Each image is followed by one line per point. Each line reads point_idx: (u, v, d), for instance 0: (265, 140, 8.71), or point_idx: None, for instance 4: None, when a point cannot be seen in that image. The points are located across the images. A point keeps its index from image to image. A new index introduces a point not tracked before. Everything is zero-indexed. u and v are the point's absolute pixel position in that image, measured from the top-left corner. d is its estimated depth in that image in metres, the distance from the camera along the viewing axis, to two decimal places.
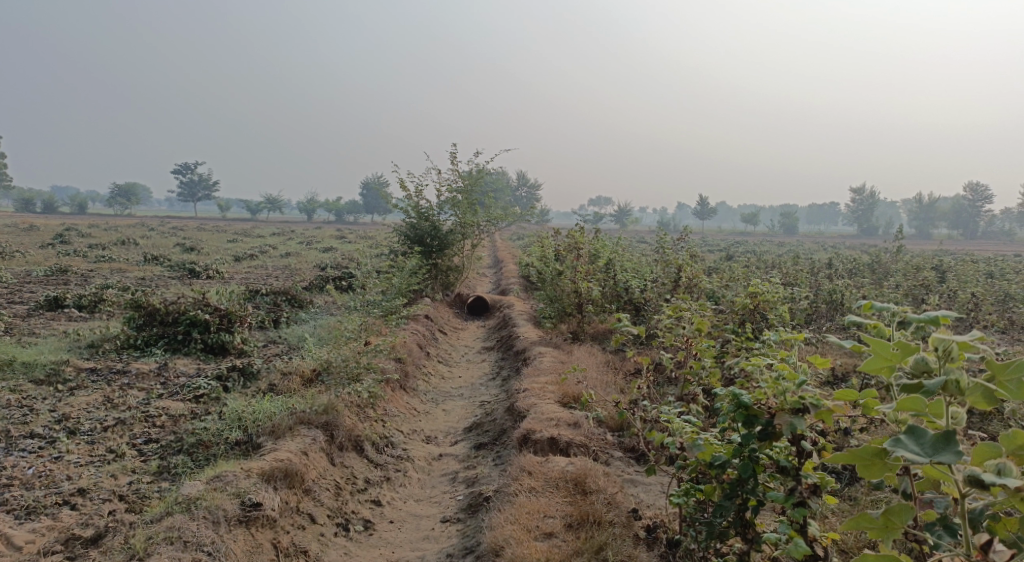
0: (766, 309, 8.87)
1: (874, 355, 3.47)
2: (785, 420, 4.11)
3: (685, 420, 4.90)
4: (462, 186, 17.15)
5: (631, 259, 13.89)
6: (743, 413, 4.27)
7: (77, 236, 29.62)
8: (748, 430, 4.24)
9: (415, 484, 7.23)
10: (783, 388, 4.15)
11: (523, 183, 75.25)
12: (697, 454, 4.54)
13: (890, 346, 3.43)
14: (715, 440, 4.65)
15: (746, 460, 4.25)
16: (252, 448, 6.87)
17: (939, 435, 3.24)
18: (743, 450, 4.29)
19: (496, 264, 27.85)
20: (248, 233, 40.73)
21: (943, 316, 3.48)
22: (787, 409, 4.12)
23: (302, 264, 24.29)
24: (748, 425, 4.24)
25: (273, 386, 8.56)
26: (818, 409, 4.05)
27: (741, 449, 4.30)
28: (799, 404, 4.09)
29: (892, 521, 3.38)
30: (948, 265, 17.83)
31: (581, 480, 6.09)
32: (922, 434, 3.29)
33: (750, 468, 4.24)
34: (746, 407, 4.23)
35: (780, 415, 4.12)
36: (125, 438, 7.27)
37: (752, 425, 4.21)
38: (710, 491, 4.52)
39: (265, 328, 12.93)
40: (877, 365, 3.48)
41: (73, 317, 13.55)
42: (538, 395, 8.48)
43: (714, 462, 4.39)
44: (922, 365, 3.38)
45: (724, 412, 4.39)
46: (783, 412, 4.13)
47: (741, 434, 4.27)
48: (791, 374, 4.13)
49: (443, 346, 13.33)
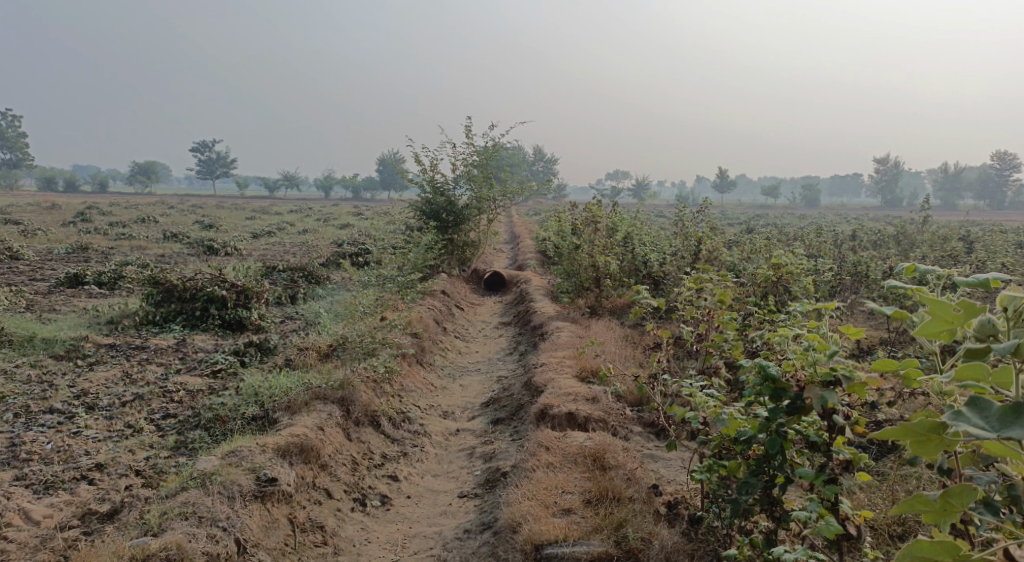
0: (788, 281, 8.63)
1: (934, 318, 3.30)
2: (816, 394, 3.97)
3: (708, 393, 4.77)
4: (478, 160, 16.99)
5: (650, 232, 13.71)
6: (770, 386, 4.13)
7: (97, 215, 29.78)
8: (775, 404, 4.11)
9: (432, 459, 7.18)
10: (813, 360, 4.00)
11: (540, 157, 74.74)
12: (722, 429, 4.43)
13: (952, 307, 3.26)
14: (740, 414, 4.51)
15: (774, 436, 4.12)
16: (269, 423, 6.84)
17: (1007, 408, 3.06)
18: (770, 425, 4.15)
19: (513, 239, 27.70)
20: (266, 210, 40.82)
21: (994, 276, 3.37)
22: (818, 381, 3.98)
23: (319, 240, 24.28)
24: (776, 399, 4.10)
25: (290, 361, 8.53)
26: (850, 382, 3.89)
27: (768, 424, 4.17)
28: (830, 376, 3.95)
29: (953, 503, 3.22)
30: (975, 236, 17.46)
31: (600, 455, 6.00)
32: (986, 406, 3.10)
33: (778, 444, 4.11)
34: (774, 380, 4.09)
35: (810, 389, 3.98)
36: (143, 413, 7.27)
37: (780, 399, 4.07)
38: (735, 467, 4.40)
39: (282, 303, 12.93)
40: (936, 329, 3.30)
41: (93, 294, 13.62)
42: (556, 370, 8.40)
43: (740, 437, 4.27)
44: (988, 328, 3.27)
45: (750, 386, 4.25)
46: (814, 386, 3.99)
47: (768, 408, 4.13)
48: (822, 345, 3.97)
49: (460, 322, 13.26)
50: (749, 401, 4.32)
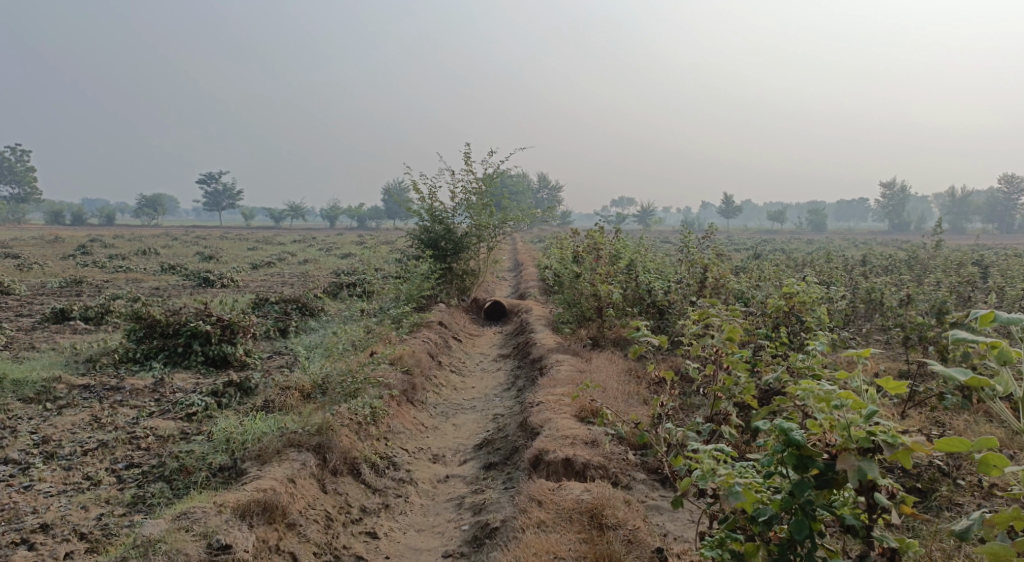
0: (801, 311, 8.06)
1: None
2: (852, 465, 3.76)
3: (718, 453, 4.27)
4: (477, 188, 16.47)
5: (654, 260, 13.15)
6: (793, 453, 3.87)
7: (100, 248, 29.39)
8: (800, 474, 3.87)
9: (417, 511, 6.63)
10: (849, 422, 3.81)
11: (545, 185, 74.43)
12: (736, 503, 3.93)
13: None
14: (757, 482, 4.03)
15: (801, 517, 3.86)
16: (236, 475, 6.30)
17: None
18: (796, 505, 3.88)
19: (516, 267, 27.14)
20: (270, 240, 40.39)
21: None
22: (854, 446, 3.78)
23: (319, 271, 23.72)
24: (802, 469, 3.86)
25: (269, 403, 7.97)
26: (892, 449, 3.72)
27: (792, 500, 3.89)
28: (870, 442, 3.76)
29: None
30: (990, 261, 16.87)
31: (597, 512, 5.48)
32: None
33: (805, 526, 3.83)
34: (797, 445, 3.85)
35: (846, 459, 3.77)
36: (105, 463, 6.70)
37: (807, 469, 3.84)
38: (753, 550, 4.03)
39: (271, 338, 12.35)
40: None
41: (78, 330, 13.07)
42: (553, 409, 7.81)
43: (759, 517, 3.94)
44: None
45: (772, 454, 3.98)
46: (849, 454, 3.78)
47: (793, 481, 3.91)
48: (858, 405, 3.79)
49: (457, 355, 12.69)
50: (767, 472, 4.02)
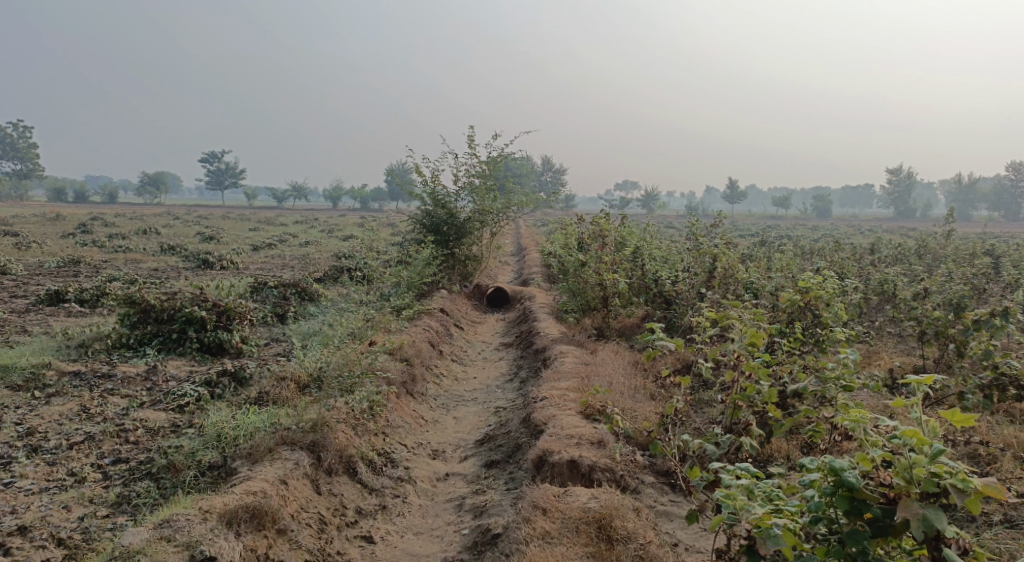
0: (817, 307, 7.76)
1: None
2: (917, 513, 3.80)
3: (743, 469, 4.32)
4: (480, 171, 16.09)
5: (660, 247, 12.79)
6: (845, 496, 3.90)
7: (101, 227, 29.04)
8: (853, 520, 3.90)
9: (416, 512, 6.41)
10: (913, 463, 3.86)
11: (549, 169, 73.84)
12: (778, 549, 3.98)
13: None
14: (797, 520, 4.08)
15: None
16: (226, 475, 6.07)
17: None
18: (848, 553, 3.92)
19: (521, 252, 26.76)
20: (272, 221, 39.91)
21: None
22: (919, 489, 3.82)
23: (321, 254, 23.33)
24: (855, 513, 3.88)
25: (264, 395, 7.67)
26: (964, 496, 3.75)
27: (844, 549, 3.94)
28: (936, 485, 3.79)
29: None
30: (1003, 251, 16.50)
31: (606, 522, 5.28)
32: None
33: None
34: (849, 487, 3.88)
35: (910, 506, 3.82)
36: (92, 458, 6.40)
37: (860, 515, 3.87)
38: None
39: (269, 323, 12.04)
40: None
41: (72, 314, 12.74)
42: (557, 405, 7.52)
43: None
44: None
45: (820, 497, 3.96)
46: (913, 501, 3.83)
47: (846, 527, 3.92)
48: (922, 443, 3.85)
49: (459, 343, 12.40)
50: (816, 515, 4.01)
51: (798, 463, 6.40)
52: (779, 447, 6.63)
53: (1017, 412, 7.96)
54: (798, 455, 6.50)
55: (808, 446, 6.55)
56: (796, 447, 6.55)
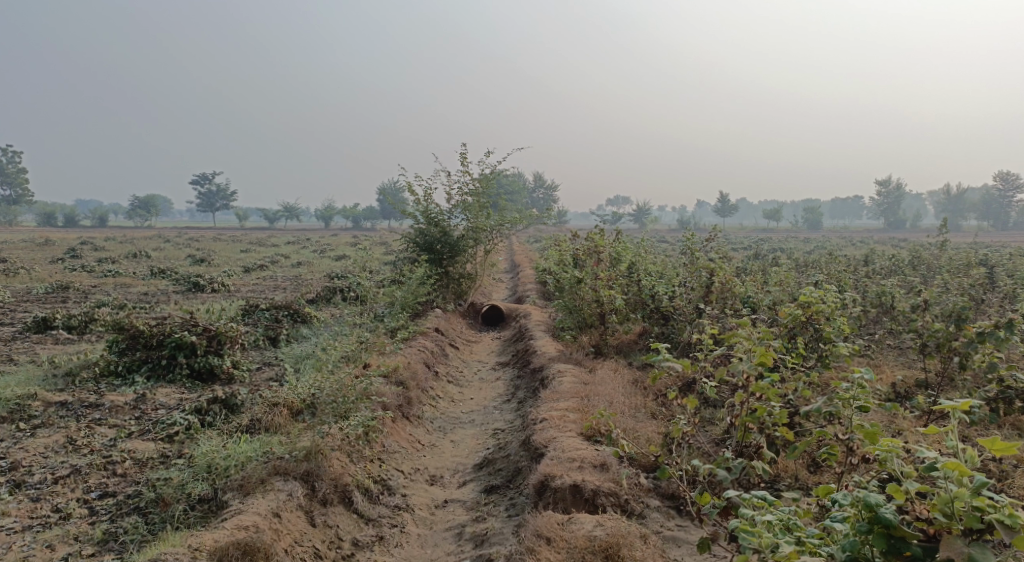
0: (818, 321, 7.63)
1: None
2: (962, 552, 3.84)
3: (760, 498, 4.39)
4: (473, 188, 15.95)
5: (656, 262, 12.66)
6: (882, 534, 3.95)
7: (90, 251, 28.77)
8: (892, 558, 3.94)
9: (414, 542, 6.22)
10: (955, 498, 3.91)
11: (541, 185, 73.83)
12: None
13: None
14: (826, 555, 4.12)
15: None
16: (217, 508, 5.90)
17: None
18: None
19: (514, 269, 26.60)
20: (263, 242, 39.63)
21: None
22: (961, 524, 3.87)
23: (313, 275, 23.11)
24: (895, 551, 3.93)
25: (255, 422, 7.45)
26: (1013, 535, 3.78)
27: None
28: (981, 522, 3.83)
29: None
30: (996, 260, 16.45)
31: (613, 552, 5.23)
32: None
33: None
34: (886, 525, 3.94)
35: (954, 545, 3.86)
36: (77, 492, 6.19)
37: (900, 553, 3.92)
38: None
39: (261, 347, 11.83)
40: None
41: (59, 342, 12.48)
42: (557, 427, 7.33)
43: None
44: None
45: (856, 534, 4.01)
46: (955, 540, 3.87)
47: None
48: (962, 477, 3.90)
49: (455, 364, 12.22)
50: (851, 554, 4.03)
51: (804, 483, 6.30)
52: (785, 466, 6.52)
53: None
54: (804, 475, 6.39)
55: (815, 465, 6.46)
56: (802, 467, 6.45)
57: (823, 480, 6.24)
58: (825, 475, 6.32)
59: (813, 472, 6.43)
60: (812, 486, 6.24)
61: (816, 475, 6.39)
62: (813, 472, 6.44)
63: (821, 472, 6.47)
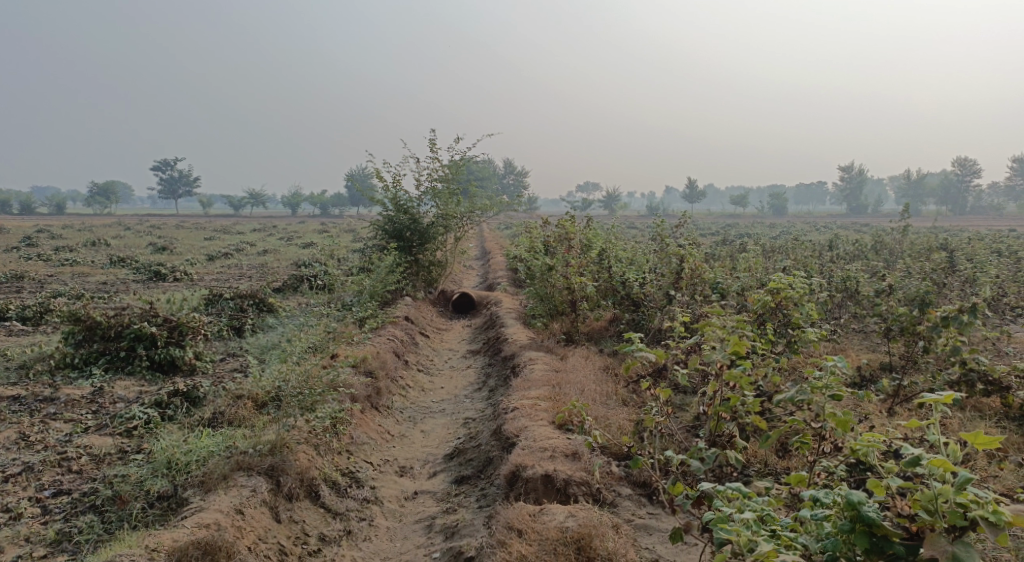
0: (788, 307, 7.60)
1: None
2: (946, 550, 3.83)
3: (738, 492, 4.34)
4: (442, 174, 15.73)
5: (626, 248, 12.59)
6: (865, 532, 3.93)
7: (46, 239, 27.84)
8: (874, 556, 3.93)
9: (384, 535, 6.11)
10: (938, 495, 3.89)
11: (510, 171, 73.46)
12: None
13: None
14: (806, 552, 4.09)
15: None
16: (177, 505, 5.71)
17: None
18: None
19: (484, 256, 26.42)
20: (226, 230, 38.81)
21: None
22: (944, 522, 3.86)
23: (279, 263, 22.67)
24: (877, 548, 3.92)
25: (217, 416, 7.24)
26: (994, 531, 3.77)
27: None
28: (964, 519, 3.82)
29: None
30: (956, 244, 16.68)
31: (585, 543, 5.16)
32: None
33: None
34: (868, 523, 3.92)
35: (938, 543, 3.84)
36: (30, 490, 5.95)
37: (882, 551, 3.91)
38: None
39: (225, 338, 11.52)
40: None
41: (13, 334, 12.03)
42: (529, 415, 7.22)
43: None
44: None
45: (838, 532, 3.98)
46: (939, 538, 3.85)
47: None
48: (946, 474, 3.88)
49: (424, 352, 12.05)
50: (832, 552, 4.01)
51: (773, 468, 6.30)
52: (755, 452, 6.50)
53: (985, 407, 7.98)
54: (774, 460, 6.39)
55: (784, 449, 6.47)
56: (772, 453, 6.44)
57: (791, 465, 6.24)
58: (795, 460, 6.33)
59: (782, 457, 6.46)
60: (782, 471, 6.23)
61: (785, 460, 6.41)
62: (782, 458, 6.43)
63: (790, 457, 6.49)
